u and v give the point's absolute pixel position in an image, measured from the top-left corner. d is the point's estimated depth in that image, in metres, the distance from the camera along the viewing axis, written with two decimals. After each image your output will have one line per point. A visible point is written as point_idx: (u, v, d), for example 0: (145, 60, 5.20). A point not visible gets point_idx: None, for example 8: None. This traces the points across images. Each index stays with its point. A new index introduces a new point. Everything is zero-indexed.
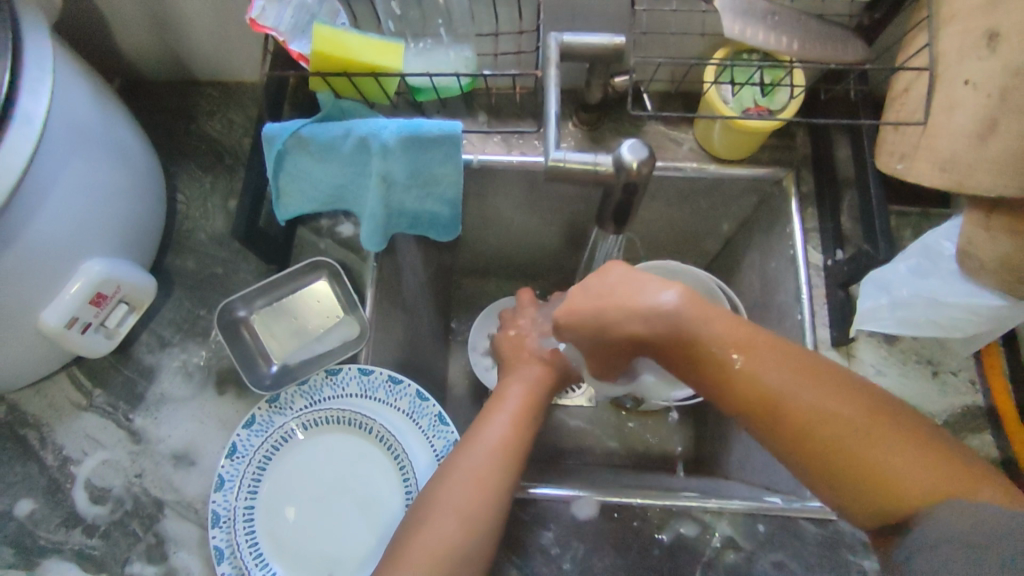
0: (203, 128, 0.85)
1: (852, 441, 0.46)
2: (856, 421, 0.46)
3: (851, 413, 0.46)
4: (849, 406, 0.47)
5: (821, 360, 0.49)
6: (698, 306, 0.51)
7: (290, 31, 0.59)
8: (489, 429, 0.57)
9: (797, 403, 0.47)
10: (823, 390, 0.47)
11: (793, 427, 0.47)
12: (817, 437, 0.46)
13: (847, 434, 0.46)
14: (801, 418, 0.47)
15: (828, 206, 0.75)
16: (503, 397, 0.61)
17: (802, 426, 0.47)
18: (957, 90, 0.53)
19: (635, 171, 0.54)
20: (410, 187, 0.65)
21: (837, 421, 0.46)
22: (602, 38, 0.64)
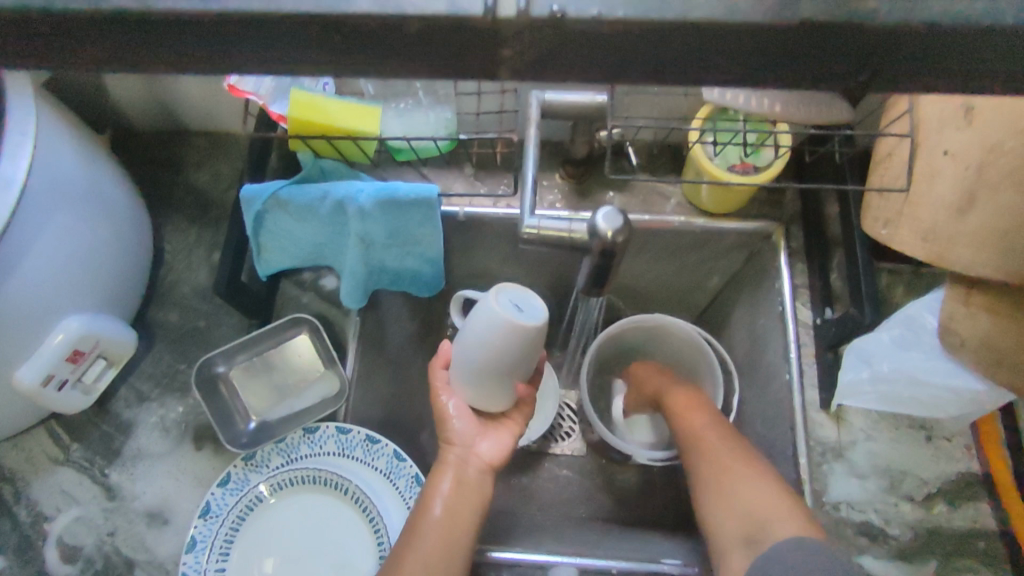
0: (192, 179, 0.85)
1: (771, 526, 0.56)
2: (747, 478, 0.61)
3: (740, 467, 0.62)
4: (753, 479, 0.61)
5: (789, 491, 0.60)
6: (699, 405, 0.70)
7: (270, 93, 0.60)
8: (422, 535, 0.55)
9: (740, 481, 0.61)
10: (741, 466, 0.62)
11: (708, 488, 0.63)
12: (721, 499, 0.61)
13: (732, 484, 0.61)
14: (710, 475, 0.63)
15: (816, 264, 0.74)
16: (434, 481, 0.58)
17: (712, 477, 0.63)
18: (936, 160, 0.53)
19: (610, 239, 0.53)
20: (389, 246, 0.65)
21: (737, 483, 0.61)
22: (584, 96, 0.64)
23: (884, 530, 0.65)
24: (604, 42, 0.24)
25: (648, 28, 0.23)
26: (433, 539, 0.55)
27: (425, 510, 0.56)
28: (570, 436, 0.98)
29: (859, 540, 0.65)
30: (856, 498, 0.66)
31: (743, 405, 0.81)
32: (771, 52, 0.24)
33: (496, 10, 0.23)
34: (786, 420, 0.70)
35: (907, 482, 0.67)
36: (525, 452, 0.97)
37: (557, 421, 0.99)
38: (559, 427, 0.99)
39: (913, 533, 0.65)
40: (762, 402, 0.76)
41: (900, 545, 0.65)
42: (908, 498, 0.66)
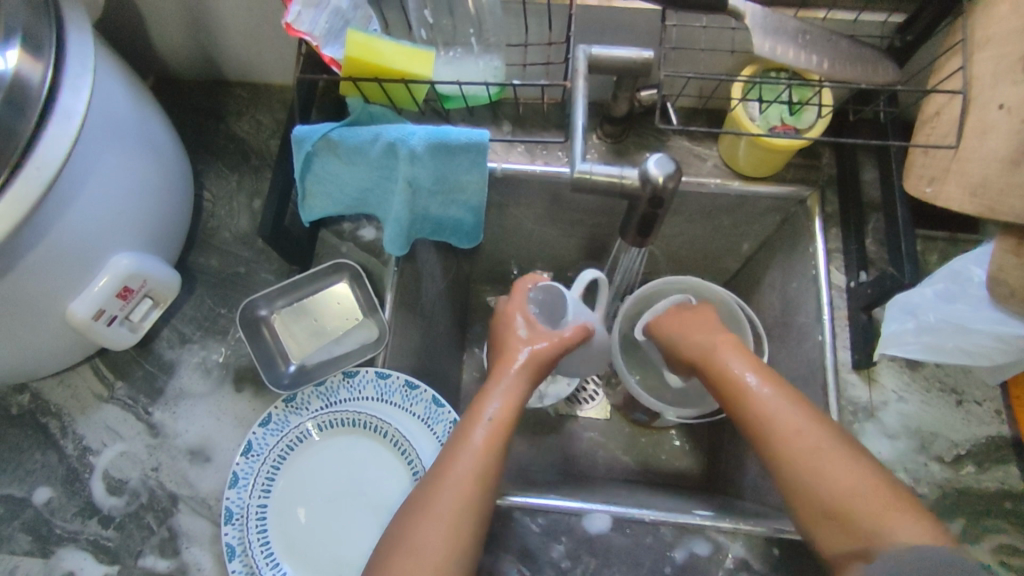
0: (232, 129, 0.86)
1: (821, 464, 0.53)
2: (849, 468, 0.53)
3: (841, 459, 0.53)
4: (850, 463, 0.53)
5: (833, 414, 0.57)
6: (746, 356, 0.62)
7: (323, 35, 0.60)
8: (476, 429, 0.57)
9: (784, 422, 0.56)
10: (839, 457, 0.53)
11: (770, 443, 0.56)
12: (825, 504, 0.52)
13: (828, 472, 0.53)
14: (813, 473, 0.53)
15: (853, 227, 0.75)
16: (488, 391, 0.60)
17: (803, 468, 0.54)
18: (990, 114, 0.53)
19: (660, 185, 0.54)
20: (433, 193, 0.66)
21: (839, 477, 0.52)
22: (631, 51, 0.65)
23: (914, 489, 0.66)
24: None
25: None
26: (485, 433, 0.57)
27: (479, 408, 0.59)
28: (595, 399, 1.00)
29: None
30: (887, 457, 0.68)
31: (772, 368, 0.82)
32: None
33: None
34: (819, 380, 0.71)
35: (938, 442, 0.68)
36: (551, 412, 0.99)
37: (581, 384, 1.01)
38: (584, 390, 1.00)
39: (941, 493, 0.66)
40: (794, 363, 0.77)
41: (928, 503, 0.66)
42: (938, 458, 0.67)
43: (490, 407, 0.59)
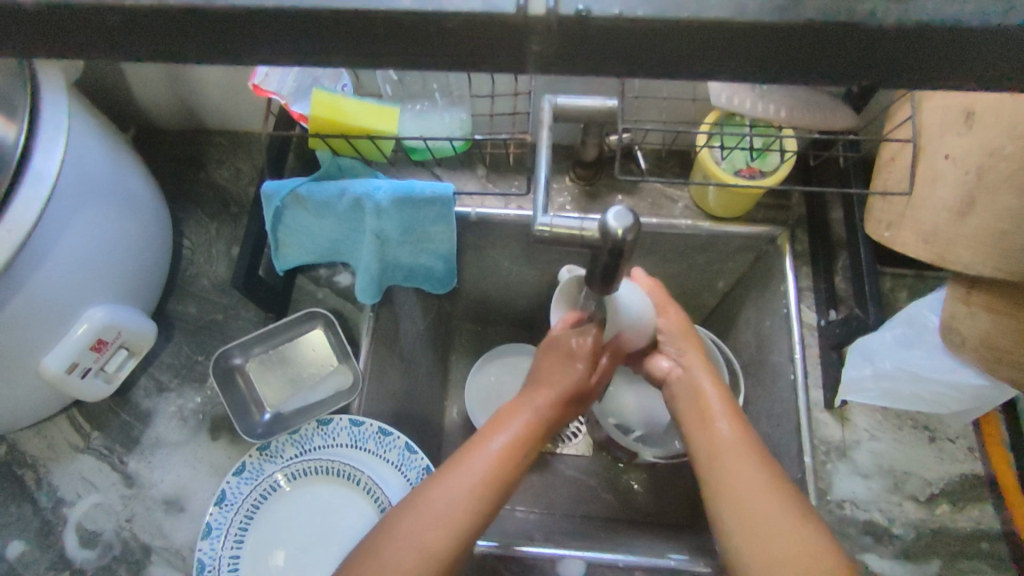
0: (211, 177, 0.88)
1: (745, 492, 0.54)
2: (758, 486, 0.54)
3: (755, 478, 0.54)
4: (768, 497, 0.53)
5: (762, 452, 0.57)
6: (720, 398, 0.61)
7: (292, 93, 0.62)
8: (477, 459, 0.56)
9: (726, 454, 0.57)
10: (762, 498, 0.53)
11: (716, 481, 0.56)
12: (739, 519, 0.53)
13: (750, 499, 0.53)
14: (735, 508, 0.54)
15: (822, 265, 0.75)
16: (500, 424, 0.59)
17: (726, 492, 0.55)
18: (938, 163, 0.53)
19: (619, 238, 0.55)
20: (403, 243, 0.67)
21: (762, 517, 0.52)
22: (595, 101, 0.66)
23: (889, 529, 0.66)
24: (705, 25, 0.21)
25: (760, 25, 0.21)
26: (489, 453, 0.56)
27: (484, 440, 0.58)
28: (576, 437, 1.00)
29: (862, 538, 0.66)
30: (860, 496, 0.67)
31: (749, 405, 0.82)
32: (846, 43, 0.22)
33: (529, 7, 0.21)
34: (791, 419, 0.71)
35: (912, 482, 0.68)
36: (533, 451, 0.99)
37: (564, 422, 1.01)
38: (565, 429, 1.01)
39: (916, 532, 0.66)
40: (769, 402, 0.77)
41: (903, 543, 0.66)
42: (912, 497, 0.67)
43: (497, 438, 0.58)
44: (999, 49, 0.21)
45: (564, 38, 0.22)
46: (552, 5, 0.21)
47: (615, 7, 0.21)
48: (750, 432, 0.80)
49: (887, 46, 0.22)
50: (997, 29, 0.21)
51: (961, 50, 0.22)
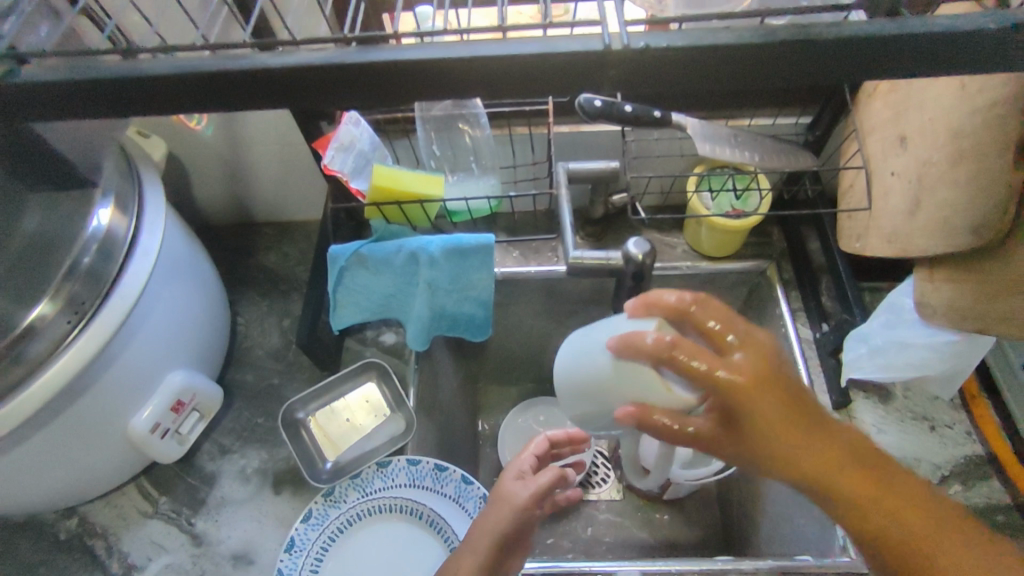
0: (262, 262, 0.98)
1: (857, 491, 0.44)
2: (853, 467, 0.45)
3: (845, 452, 0.45)
4: (879, 480, 0.45)
5: (852, 448, 0.45)
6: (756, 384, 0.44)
7: (351, 172, 0.74)
8: None
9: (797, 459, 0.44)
10: (884, 491, 0.45)
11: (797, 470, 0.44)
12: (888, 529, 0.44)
13: (851, 488, 0.44)
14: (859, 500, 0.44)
15: (810, 289, 0.87)
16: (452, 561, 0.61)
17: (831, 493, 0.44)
18: (887, 180, 0.66)
19: (640, 261, 0.66)
20: (450, 292, 0.77)
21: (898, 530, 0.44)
22: (601, 163, 0.79)
23: None
24: (718, 58, 0.35)
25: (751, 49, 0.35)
26: None
27: None
28: (605, 483, 1.05)
29: None
30: None
31: None
32: (803, 57, 0.35)
33: (611, 46, 0.35)
34: None
35: (924, 466, 0.75)
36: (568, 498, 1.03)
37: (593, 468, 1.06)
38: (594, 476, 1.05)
39: None
40: None
41: None
42: (927, 481, 0.74)
43: None
44: (901, 61, 0.35)
45: (636, 63, 0.35)
46: (626, 43, 0.35)
47: (662, 43, 0.35)
48: None
49: (835, 64, 0.36)
50: (897, 47, 0.34)
51: (881, 64, 0.35)
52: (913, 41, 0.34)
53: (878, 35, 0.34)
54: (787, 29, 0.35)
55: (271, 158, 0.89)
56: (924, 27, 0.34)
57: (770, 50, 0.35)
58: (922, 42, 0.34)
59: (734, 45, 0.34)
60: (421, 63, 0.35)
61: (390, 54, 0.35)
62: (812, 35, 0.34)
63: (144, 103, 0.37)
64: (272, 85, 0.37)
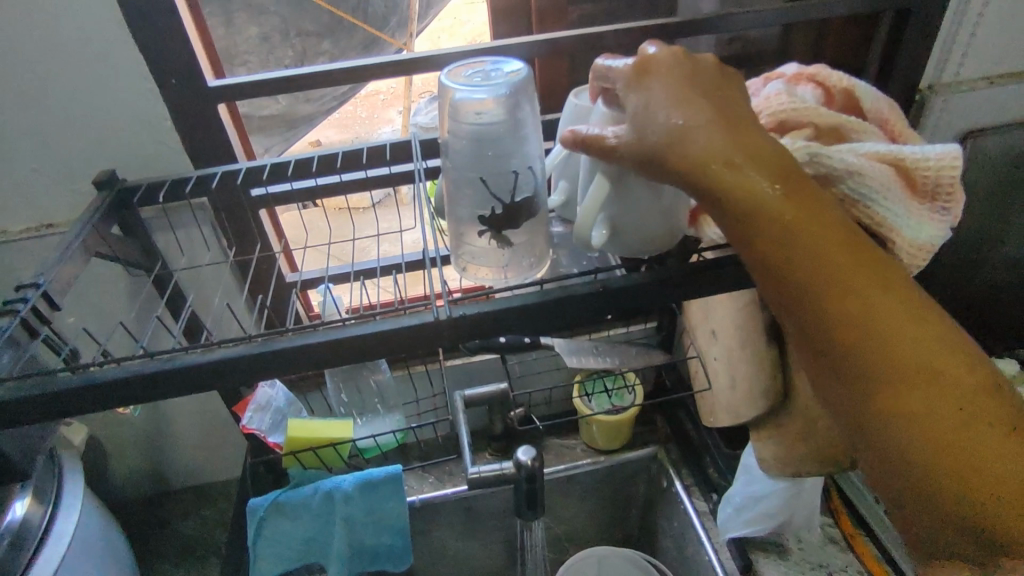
0: (180, 533, 0.99)
1: (848, 291, 0.38)
2: (856, 277, 0.38)
3: (833, 251, 0.39)
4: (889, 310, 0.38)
5: (852, 254, 0.39)
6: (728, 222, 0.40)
7: (268, 428, 0.83)
8: None
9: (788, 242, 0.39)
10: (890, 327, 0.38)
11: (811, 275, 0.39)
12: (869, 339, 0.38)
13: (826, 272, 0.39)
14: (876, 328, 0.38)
15: (694, 463, 0.98)
16: None
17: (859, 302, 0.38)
18: (711, 363, 0.83)
19: (531, 465, 0.76)
20: (365, 523, 0.82)
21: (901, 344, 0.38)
22: (491, 387, 0.93)
23: None
24: (519, 311, 0.50)
25: (540, 303, 0.50)
26: None
27: None
28: None
29: None
30: None
31: None
32: (580, 304, 0.51)
33: (438, 315, 0.49)
34: None
35: None
36: None
37: None
38: None
39: None
40: None
41: None
42: None
43: None
44: (645, 297, 0.52)
45: (463, 321, 0.49)
46: (449, 310, 0.49)
47: (475, 307, 0.50)
48: None
49: (602, 305, 0.51)
50: (640, 288, 0.51)
51: (634, 300, 0.52)
52: (647, 283, 0.51)
53: (621, 285, 0.51)
54: (555, 290, 0.51)
55: (192, 429, 0.95)
56: (644, 276, 0.51)
57: (551, 301, 0.51)
58: (650, 287, 0.51)
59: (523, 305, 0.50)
60: (302, 347, 0.48)
61: (286, 340, 0.49)
62: (573, 287, 0.51)
63: (85, 406, 0.48)
64: (191, 380, 0.48)
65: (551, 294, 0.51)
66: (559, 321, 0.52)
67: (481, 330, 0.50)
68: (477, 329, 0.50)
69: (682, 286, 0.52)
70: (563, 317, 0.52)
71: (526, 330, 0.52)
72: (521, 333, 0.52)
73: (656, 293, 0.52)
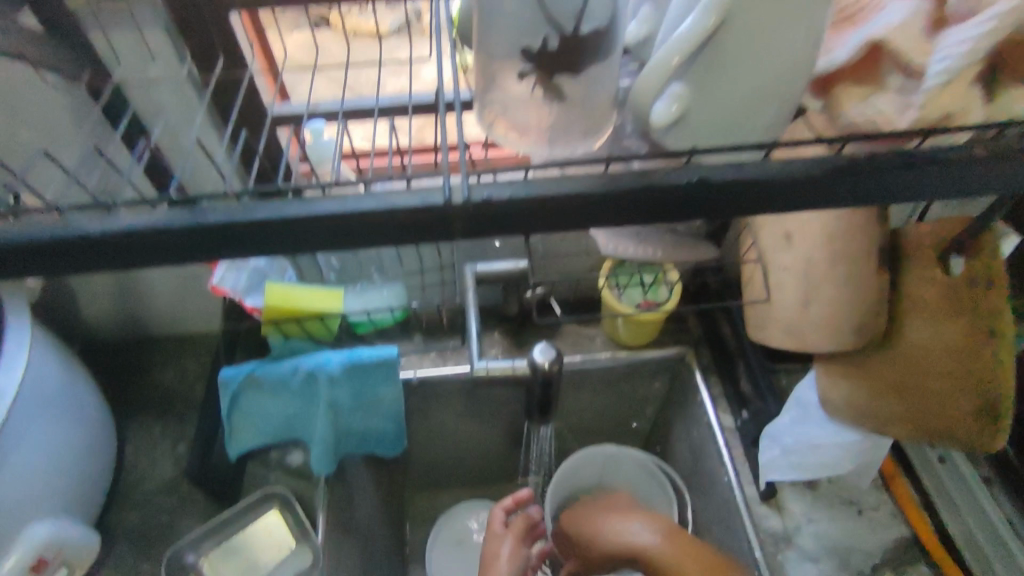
0: (157, 380, 0.91)
1: None
2: None
3: None
4: None
5: None
6: None
7: (245, 288, 0.71)
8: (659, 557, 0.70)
9: None
10: None
11: None
12: None
13: None
14: None
15: (726, 372, 0.86)
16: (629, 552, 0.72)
17: None
18: (778, 274, 0.67)
19: (547, 369, 0.64)
20: (354, 409, 0.73)
21: None
22: (508, 264, 0.78)
23: None
24: (575, 204, 0.35)
25: (603, 195, 0.35)
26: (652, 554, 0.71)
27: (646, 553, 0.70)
28: None
29: None
30: None
31: (699, 517, 0.87)
32: (660, 202, 0.36)
33: (451, 198, 0.35)
34: (735, 517, 0.76)
35: (855, 556, 0.73)
36: None
37: None
38: None
39: None
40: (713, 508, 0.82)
41: None
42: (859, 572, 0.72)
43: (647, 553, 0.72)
44: (751, 201, 0.36)
45: (482, 211, 0.35)
46: (468, 194, 0.35)
47: (507, 192, 0.35)
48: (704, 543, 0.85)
49: (689, 205, 0.36)
50: (748, 188, 0.35)
51: (732, 203, 0.36)
52: (758, 183, 0.35)
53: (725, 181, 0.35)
54: (630, 176, 0.36)
55: (164, 275, 0.83)
56: (761, 166, 0.35)
57: (619, 193, 0.35)
58: (778, 184, 0.35)
59: (582, 193, 0.35)
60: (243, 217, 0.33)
61: None
62: (652, 177, 0.35)
63: None
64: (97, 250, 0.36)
65: (618, 184, 0.35)
66: (624, 219, 0.37)
67: (510, 222, 0.36)
68: (505, 221, 0.35)
69: (818, 188, 0.36)
70: (631, 215, 0.36)
71: (573, 225, 0.37)
72: (565, 229, 0.37)
73: (766, 199, 0.36)
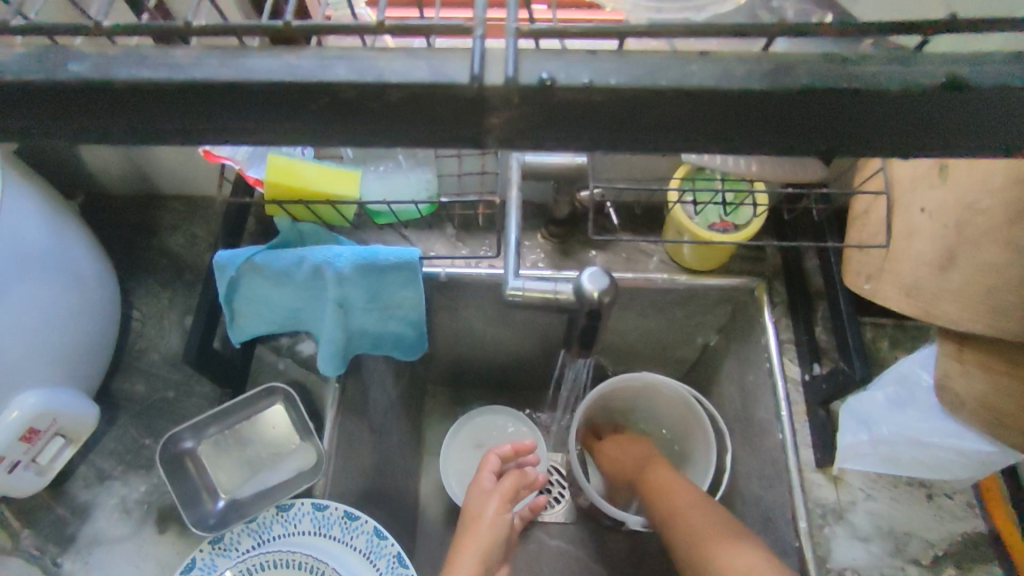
0: (165, 245, 0.83)
1: None
2: None
3: None
4: None
5: None
6: None
7: (247, 158, 0.59)
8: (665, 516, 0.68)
9: None
10: None
11: None
12: None
13: None
14: None
15: (802, 316, 0.73)
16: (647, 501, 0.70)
17: None
18: (914, 217, 0.57)
19: (596, 300, 0.53)
20: (369, 309, 0.64)
21: None
22: (563, 157, 0.64)
23: None
24: (711, 113, 0.26)
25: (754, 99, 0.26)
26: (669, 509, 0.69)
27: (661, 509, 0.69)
28: (559, 502, 0.91)
29: None
30: (862, 564, 0.63)
31: (738, 466, 0.79)
32: (825, 115, 0.27)
33: (488, 78, 0.26)
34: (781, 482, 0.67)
35: (913, 543, 0.64)
36: None
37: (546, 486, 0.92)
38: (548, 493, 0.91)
39: None
40: (757, 463, 0.73)
41: None
42: (915, 561, 0.64)
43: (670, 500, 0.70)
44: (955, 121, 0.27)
45: (548, 107, 0.27)
46: (518, 75, 0.26)
47: (587, 77, 0.26)
48: (739, 495, 0.77)
49: (868, 119, 0.27)
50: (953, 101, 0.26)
51: (926, 124, 0.27)
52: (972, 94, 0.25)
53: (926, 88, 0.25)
54: (797, 71, 0.26)
55: None
56: (969, 74, 0.25)
57: (774, 98, 0.26)
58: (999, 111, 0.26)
59: (708, 88, 0.25)
60: None
61: None
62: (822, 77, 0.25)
63: None
64: None
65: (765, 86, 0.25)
66: (771, 134, 0.27)
67: (598, 123, 0.27)
68: (608, 127, 0.27)
69: None
70: (787, 130, 0.27)
71: (704, 140, 0.28)
72: (683, 144, 0.28)
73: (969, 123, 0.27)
